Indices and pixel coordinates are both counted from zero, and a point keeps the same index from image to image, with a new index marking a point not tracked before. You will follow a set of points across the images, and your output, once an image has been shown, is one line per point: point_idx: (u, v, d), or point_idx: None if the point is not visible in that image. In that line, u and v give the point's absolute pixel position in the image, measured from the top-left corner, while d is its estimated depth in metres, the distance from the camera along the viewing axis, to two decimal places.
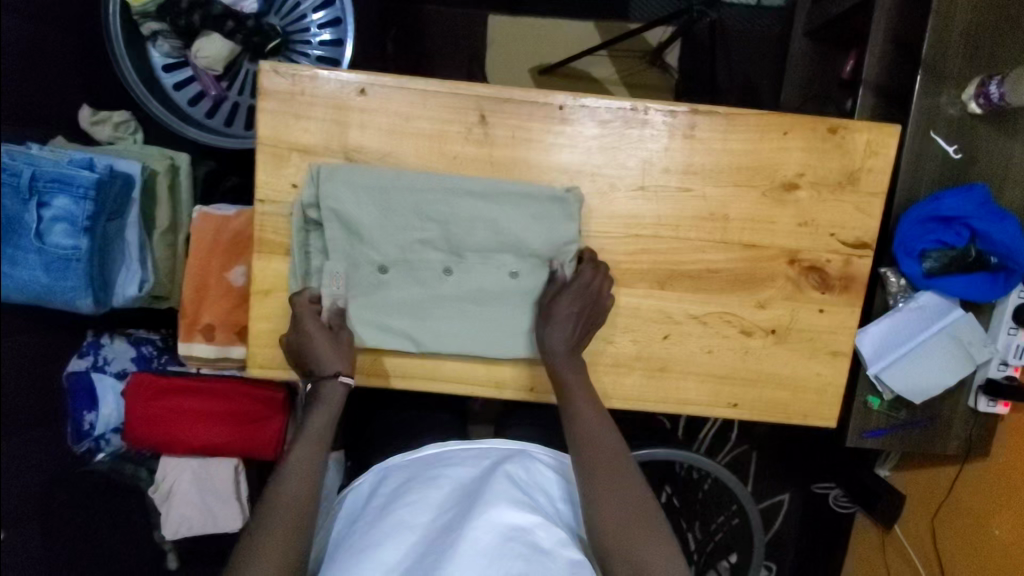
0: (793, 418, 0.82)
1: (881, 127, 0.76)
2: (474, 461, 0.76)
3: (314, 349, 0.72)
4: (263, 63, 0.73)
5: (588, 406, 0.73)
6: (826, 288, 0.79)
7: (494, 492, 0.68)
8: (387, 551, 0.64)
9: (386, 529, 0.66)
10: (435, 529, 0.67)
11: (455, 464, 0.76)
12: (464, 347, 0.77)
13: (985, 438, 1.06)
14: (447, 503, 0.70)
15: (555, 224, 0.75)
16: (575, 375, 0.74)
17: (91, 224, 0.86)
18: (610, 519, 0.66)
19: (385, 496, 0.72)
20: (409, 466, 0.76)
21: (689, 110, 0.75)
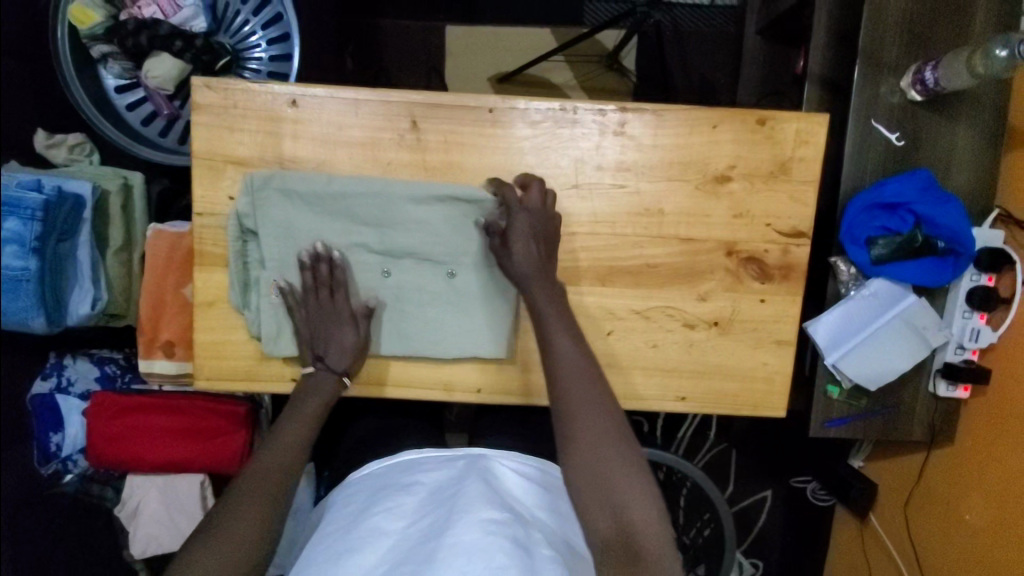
0: (742, 408, 0.82)
1: (810, 117, 0.77)
2: (449, 467, 0.74)
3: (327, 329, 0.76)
4: (195, 79, 0.74)
5: (560, 326, 0.69)
6: (766, 278, 0.80)
7: (471, 496, 0.65)
8: (361, 556, 0.62)
9: (358, 536, 0.64)
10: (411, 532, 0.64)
11: (430, 472, 0.73)
12: (406, 346, 0.79)
13: (949, 423, 1.05)
14: (425, 508, 0.67)
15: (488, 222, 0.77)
16: (543, 297, 0.71)
17: (40, 244, 0.88)
18: (591, 457, 0.61)
19: (359, 503, 0.70)
20: (383, 473, 0.75)
21: (618, 107, 0.76)
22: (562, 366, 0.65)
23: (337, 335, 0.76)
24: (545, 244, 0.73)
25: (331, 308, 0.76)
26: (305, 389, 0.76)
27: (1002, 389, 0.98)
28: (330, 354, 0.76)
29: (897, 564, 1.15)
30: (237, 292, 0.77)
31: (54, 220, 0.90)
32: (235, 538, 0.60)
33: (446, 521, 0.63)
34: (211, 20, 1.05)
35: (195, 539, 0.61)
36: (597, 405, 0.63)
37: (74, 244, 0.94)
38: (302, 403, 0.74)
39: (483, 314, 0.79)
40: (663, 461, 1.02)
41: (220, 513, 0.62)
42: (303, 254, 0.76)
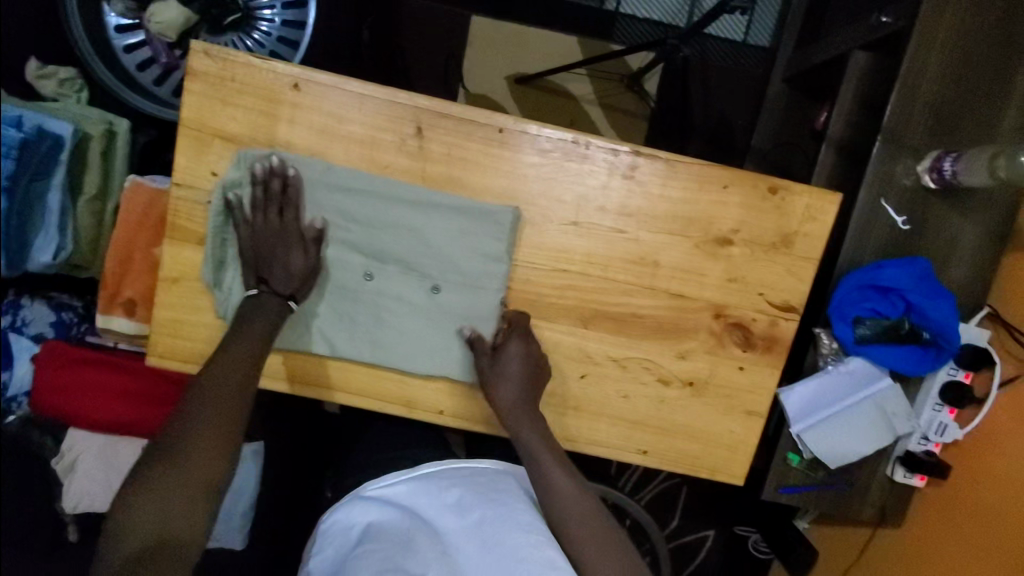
0: (701, 471, 0.81)
1: (822, 194, 0.75)
2: (470, 479, 0.70)
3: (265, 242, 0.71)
4: (194, 43, 0.69)
5: (551, 458, 0.70)
6: (748, 347, 0.78)
7: (501, 522, 0.63)
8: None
9: (402, 557, 0.59)
10: (449, 559, 0.60)
11: (457, 487, 0.68)
12: (376, 355, 0.76)
13: (899, 507, 1.06)
14: (455, 532, 0.64)
15: (481, 241, 0.74)
16: (524, 425, 0.72)
17: (11, 183, 0.82)
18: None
19: (391, 521, 0.65)
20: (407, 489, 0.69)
21: (631, 150, 0.73)
22: (558, 496, 0.67)
23: (281, 257, 0.71)
24: (532, 383, 0.74)
25: (279, 229, 0.71)
26: (245, 316, 0.70)
27: (957, 485, 1.00)
28: (273, 274, 0.71)
29: None
30: (206, 269, 0.73)
31: (29, 159, 0.85)
32: (185, 469, 0.61)
33: (483, 557, 0.60)
34: None
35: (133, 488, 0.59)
36: (588, 526, 0.65)
37: (46, 186, 0.88)
38: (245, 331, 0.69)
39: (460, 335, 0.77)
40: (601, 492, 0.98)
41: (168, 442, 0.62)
42: (254, 168, 0.70)
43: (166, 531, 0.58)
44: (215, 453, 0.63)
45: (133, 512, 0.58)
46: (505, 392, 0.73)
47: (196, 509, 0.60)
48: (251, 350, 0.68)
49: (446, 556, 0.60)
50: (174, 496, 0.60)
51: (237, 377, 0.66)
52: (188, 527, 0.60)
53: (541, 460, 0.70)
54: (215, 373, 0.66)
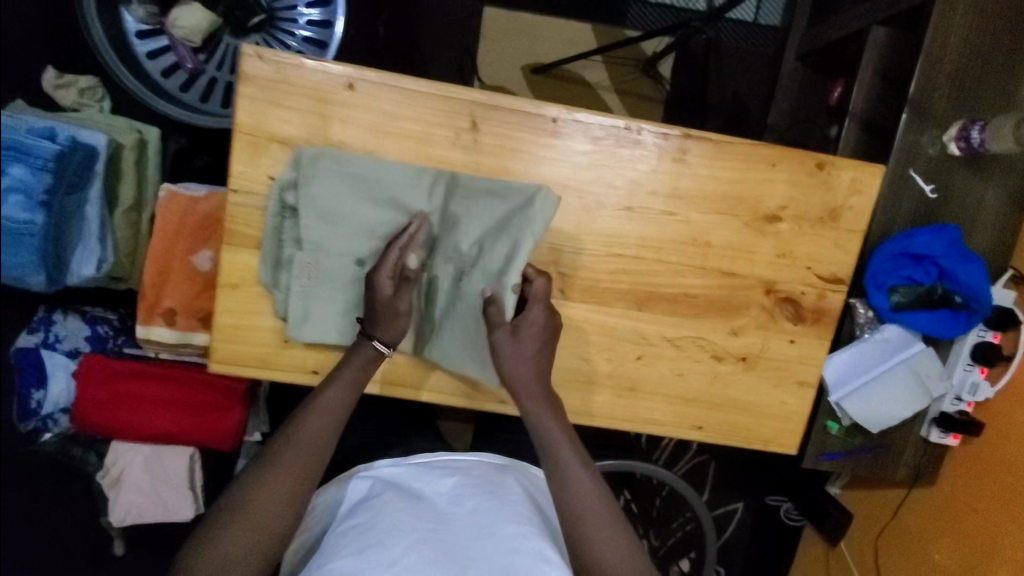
0: (755, 443, 0.83)
1: (866, 166, 0.77)
2: (464, 470, 0.74)
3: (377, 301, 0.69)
4: (246, 47, 0.69)
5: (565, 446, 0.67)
6: (798, 320, 0.80)
7: (494, 510, 0.66)
8: (388, 550, 0.60)
9: (388, 526, 0.62)
10: (434, 533, 0.63)
11: (448, 476, 0.73)
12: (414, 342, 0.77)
13: (932, 467, 1.10)
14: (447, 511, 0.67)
15: (507, 225, 0.71)
16: (540, 408, 0.69)
17: (48, 197, 0.81)
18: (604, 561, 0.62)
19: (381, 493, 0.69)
20: (399, 474, 0.74)
21: (681, 133, 0.74)
22: (569, 479, 0.65)
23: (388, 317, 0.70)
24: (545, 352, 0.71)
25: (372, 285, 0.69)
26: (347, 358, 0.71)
27: (988, 442, 1.03)
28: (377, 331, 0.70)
29: None
30: (265, 270, 0.74)
31: (64, 172, 0.83)
32: (255, 514, 0.60)
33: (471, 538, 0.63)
34: None
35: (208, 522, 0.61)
36: (592, 507, 0.64)
37: (82, 199, 0.88)
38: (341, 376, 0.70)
39: None
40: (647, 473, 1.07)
41: (242, 487, 0.62)
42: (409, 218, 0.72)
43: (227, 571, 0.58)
44: (285, 501, 0.62)
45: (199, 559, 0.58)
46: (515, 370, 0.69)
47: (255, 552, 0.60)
48: (343, 406, 0.68)
49: (433, 530, 0.63)
50: (242, 535, 0.60)
51: (326, 431, 0.66)
52: (248, 571, 0.59)
53: (553, 441, 0.67)
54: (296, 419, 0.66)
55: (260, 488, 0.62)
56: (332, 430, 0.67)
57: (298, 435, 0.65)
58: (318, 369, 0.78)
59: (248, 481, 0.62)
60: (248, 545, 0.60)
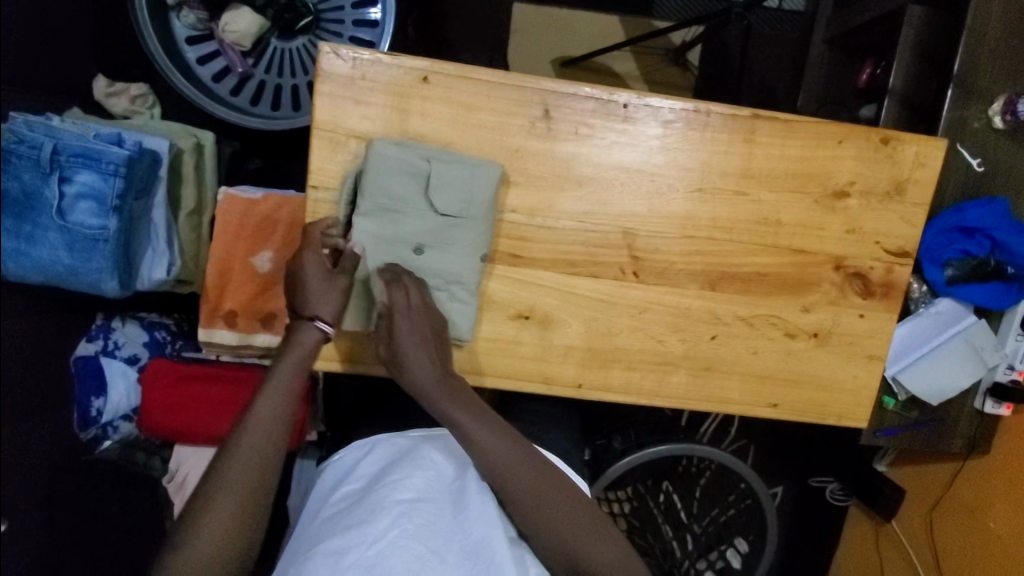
0: (828, 417, 0.85)
1: (929, 141, 0.78)
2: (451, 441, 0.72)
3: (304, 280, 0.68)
4: (323, 45, 0.70)
5: (482, 425, 0.68)
6: (867, 295, 0.82)
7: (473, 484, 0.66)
8: (370, 526, 0.59)
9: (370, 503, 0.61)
10: (417, 504, 0.62)
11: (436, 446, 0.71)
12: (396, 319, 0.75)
13: (986, 438, 1.12)
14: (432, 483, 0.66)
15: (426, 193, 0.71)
16: (449, 407, 0.68)
17: (120, 202, 0.82)
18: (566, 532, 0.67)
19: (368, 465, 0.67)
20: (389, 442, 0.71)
21: (750, 114, 0.76)
22: (501, 465, 0.67)
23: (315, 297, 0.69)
24: (433, 342, 0.71)
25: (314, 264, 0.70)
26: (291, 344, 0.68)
27: None
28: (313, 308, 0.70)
29: (915, 565, 1.25)
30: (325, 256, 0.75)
31: (135, 177, 0.84)
32: (218, 516, 0.59)
33: (455, 517, 0.62)
34: None
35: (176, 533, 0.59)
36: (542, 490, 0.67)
37: (149, 203, 0.89)
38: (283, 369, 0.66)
39: (594, 310, 0.79)
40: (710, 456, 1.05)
41: (198, 503, 0.60)
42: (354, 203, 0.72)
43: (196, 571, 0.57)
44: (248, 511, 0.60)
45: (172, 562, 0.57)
46: (409, 353, 0.69)
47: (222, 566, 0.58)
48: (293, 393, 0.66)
49: (417, 500, 0.62)
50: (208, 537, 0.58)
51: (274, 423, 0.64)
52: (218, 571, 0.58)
53: (466, 429, 0.67)
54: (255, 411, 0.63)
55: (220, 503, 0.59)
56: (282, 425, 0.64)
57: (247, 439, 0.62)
58: None
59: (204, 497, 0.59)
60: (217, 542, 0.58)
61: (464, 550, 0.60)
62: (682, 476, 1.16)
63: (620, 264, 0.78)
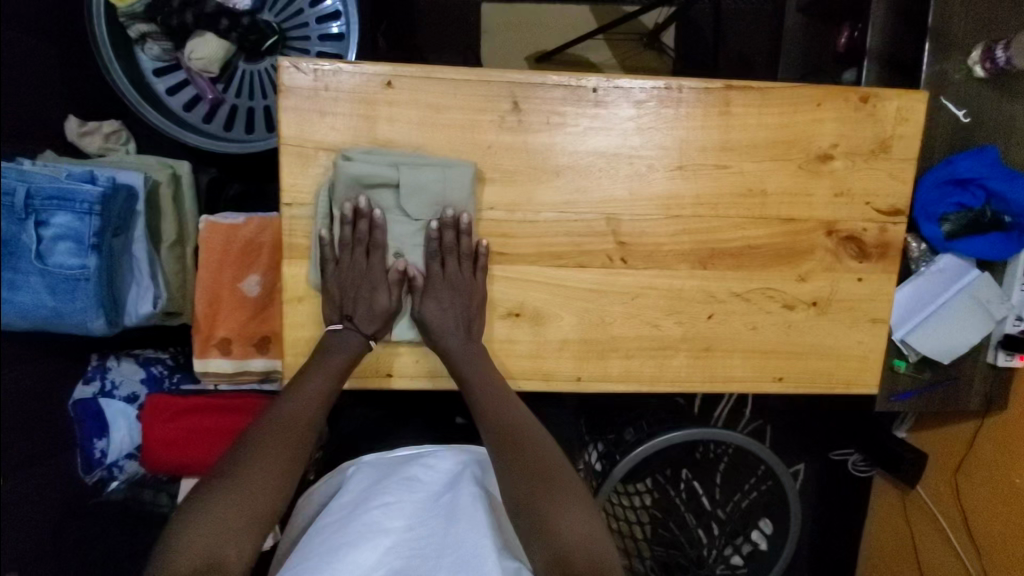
0: (837, 386, 0.83)
1: (911, 94, 0.77)
2: (444, 457, 0.74)
3: (350, 288, 0.73)
4: (283, 60, 0.69)
5: (503, 394, 0.73)
6: (864, 258, 0.80)
7: (466, 503, 0.67)
8: (358, 554, 0.62)
9: (357, 529, 0.64)
10: (408, 532, 0.65)
11: (427, 465, 0.72)
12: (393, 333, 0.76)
13: (1002, 393, 1.10)
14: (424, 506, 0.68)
15: (406, 198, 0.72)
16: (477, 373, 0.73)
17: (98, 241, 0.82)
18: (562, 519, 0.65)
19: (359, 491, 0.69)
20: (380, 462, 0.73)
21: (723, 86, 0.74)
22: (521, 431, 0.71)
23: (368, 298, 0.74)
24: (469, 313, 0.74)
25: (349, 271, 0.73)
26: (327, 349, 0.73)
27: None
28: (359, 314, 0.73)
29: (946, 530, 1.21)
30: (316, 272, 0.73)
31: (111, 214, 0.83)
32: (238, 495, 0.62)
33: (445, 534, 0.64)
34: None
35: (193, 506, 0.62)
36: (540, 476, 0.68)
37: (128, 239, 0.88)
38: (328, 360, 0.72)
39: (584, 300, 0.78)
40: (731, 440, 1.02)
41: (213, 493, 0.63)
42: (343, 207, 0.71)
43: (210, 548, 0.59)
44: (279, 480, 0.65)
45: (183, 538, 0.60)
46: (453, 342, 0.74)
47: (252, 530, 0.62)
48: (327, 386, 0.71)
49: (408, 529, 0.65)
50: (222, 513, 0.61)
51: (300, 418, 0.69)
52: (229, 552, 0.60)
53: (497, 402, 0.72)
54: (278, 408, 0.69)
55: (254, 468, 0.65)
56: (314, 410, 0.70)
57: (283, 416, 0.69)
58: (392, 371, 0.78)
59: (237, 463, 0.65)
60: (230, 519, 0.61)
61: (455, 564, 0.61)
62: (699, 464, 1.13)
63: (606, 251, 0.77)
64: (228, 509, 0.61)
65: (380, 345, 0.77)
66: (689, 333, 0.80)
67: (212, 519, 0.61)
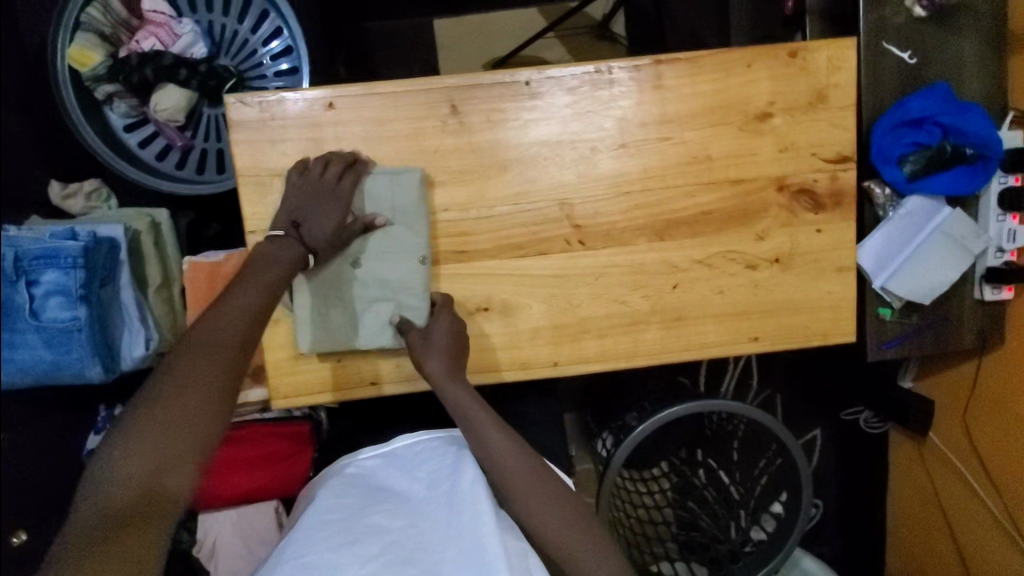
0: (813, 339, 0.83)
1: (839, 43, 0.78)
2: (440, 452, 0.70)
3: (310, 200, 0.70)
4: (230, 96, 0.73)
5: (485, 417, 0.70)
6: (819, 209, 0.81)
7: (469, 490, 0.62)
8: (358, 550, 0.56)
9: (356, 529, 0.59)
10: (410, 528, 0.60)
11: (424, 465, 0.69)
12: (346, 342, 0.77)
13: (996, 328, 1.09)
14: (424, 501, 0.64)
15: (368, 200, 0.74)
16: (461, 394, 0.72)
17: (85, 292, 0.86)
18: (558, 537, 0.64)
19: (354, 494, 0.65)
20: (375, 470, 0.70)
21: (652, 61, 0.76)
22: (494, 455, 0.67)
23: (323, 210, 0.70)
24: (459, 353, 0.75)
25: (322, 188, 0.71)
26: (266, 257, 0.66)
27: None
28: (309, 223, 0.70)
29: (966, 476, 1.18)
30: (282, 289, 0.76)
31: (95, 266, 0.88)
32: (169, 413, 0.51)
33: (448, 521, 0.60)
34: (211, 45, 1.02)
35: (117, 429, 0.52)
36: (536, 494, 0.66)
37: (116, 287, 0.93)
38: (258, 272, 0.64)
39: (549, 286, 0.80)
40: (732, 410, 0.98)
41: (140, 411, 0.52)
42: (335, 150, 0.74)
43: (145, 476, 0.49)
44: (215, 402, 0.53)
45: (112, 469, 0.50)
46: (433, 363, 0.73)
47: (191, 459, 0.51)
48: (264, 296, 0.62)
49: (409, 525, 0.60)
50: (154, 436, 0.50)
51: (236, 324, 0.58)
52: (168, 475, 0.50)
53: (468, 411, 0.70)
54: (210, 317, 0.58)
55: (173, 394, 0.52)
56: (244, 321, 0.59)
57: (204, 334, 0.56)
58: (376, 379, 0.81)
59: (154, 392, 0.52)
60: (164, 440, 0.51)
61: (457, 557, 0.57)
62: (710, 441, 1.15)
63: (563, 236, 0.79)
64: (160, 429, 0.51)
65: (361, 355, 0.81)
66: (657, 305, 0.81)
67: (137, 452, 0.50)
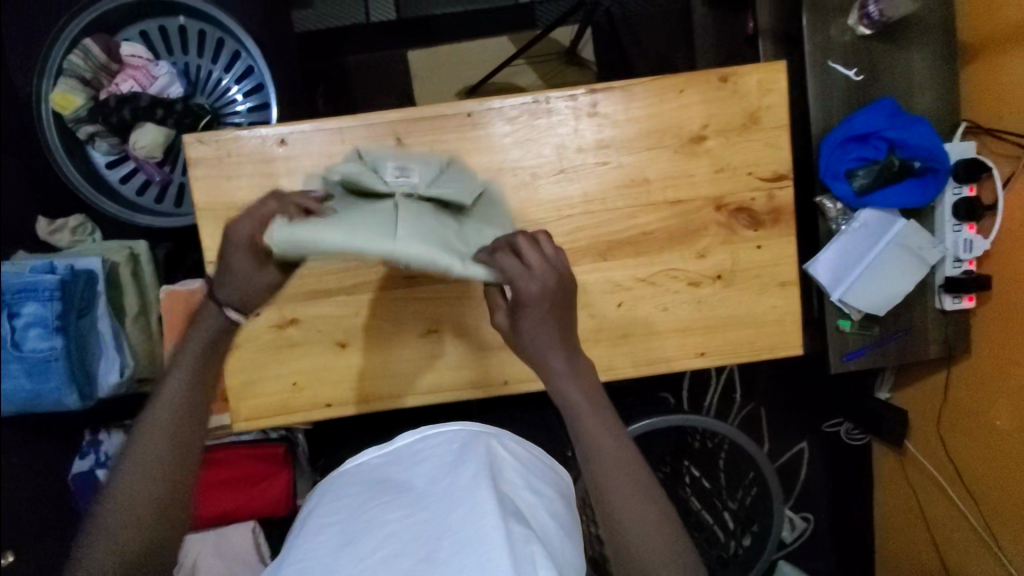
0: (761, 353, 0.85)
1: (769, 67, 0.81)
2: (443, 446, 0.60)
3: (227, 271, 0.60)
4: (187, 136, 0.78)
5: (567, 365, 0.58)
6: (758, 226, 0.83)
7: (469, 479, 0.53)
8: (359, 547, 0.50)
9: (356, 520, 0.53)
10: (407, 525, 0.51)
11: (425, 459, 0.60)
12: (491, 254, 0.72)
13: (962, 337, 1.09)
14: (425, 495, 0.55)
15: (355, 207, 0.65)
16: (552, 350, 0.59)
17: (62, 322, 0.91)
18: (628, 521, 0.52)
19: (359, 485, 0.58)
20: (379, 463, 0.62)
21: (587, 91, 0.80)
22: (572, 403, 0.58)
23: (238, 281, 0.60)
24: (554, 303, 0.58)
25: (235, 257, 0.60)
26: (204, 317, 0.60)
27: (1003, 292, 1.03)
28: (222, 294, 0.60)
29: (945, 487, 1.17)
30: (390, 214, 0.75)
31: (73, 298, 0.93)
32: (126, 508, 0.51)
33: (445, 513, 0.51)
34: (187, 85, 1.08)
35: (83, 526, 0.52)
36: (618, 469, 0.54)
37: (93, 318, 0.97)
38: (194, 339, 0.59)
39: None
40: (721, 432, 0.99)
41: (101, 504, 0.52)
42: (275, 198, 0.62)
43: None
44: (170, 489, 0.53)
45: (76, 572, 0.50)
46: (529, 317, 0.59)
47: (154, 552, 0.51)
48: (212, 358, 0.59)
49: (407, 519, 0.52)
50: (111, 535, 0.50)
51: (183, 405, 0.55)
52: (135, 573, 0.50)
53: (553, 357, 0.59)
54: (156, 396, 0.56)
55: (117, 498, 0.51)
56: (193, 398, 0.56)
57: (146, 421, 0.54)
58: (330, 401, 0.85)
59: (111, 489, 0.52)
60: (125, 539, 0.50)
61: (456, 545, 0.48)
62: (697, 455, 1.11)
63: None
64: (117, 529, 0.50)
65: (320, 379, 0.85)
66: (603, 323, 0.83)
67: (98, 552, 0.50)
